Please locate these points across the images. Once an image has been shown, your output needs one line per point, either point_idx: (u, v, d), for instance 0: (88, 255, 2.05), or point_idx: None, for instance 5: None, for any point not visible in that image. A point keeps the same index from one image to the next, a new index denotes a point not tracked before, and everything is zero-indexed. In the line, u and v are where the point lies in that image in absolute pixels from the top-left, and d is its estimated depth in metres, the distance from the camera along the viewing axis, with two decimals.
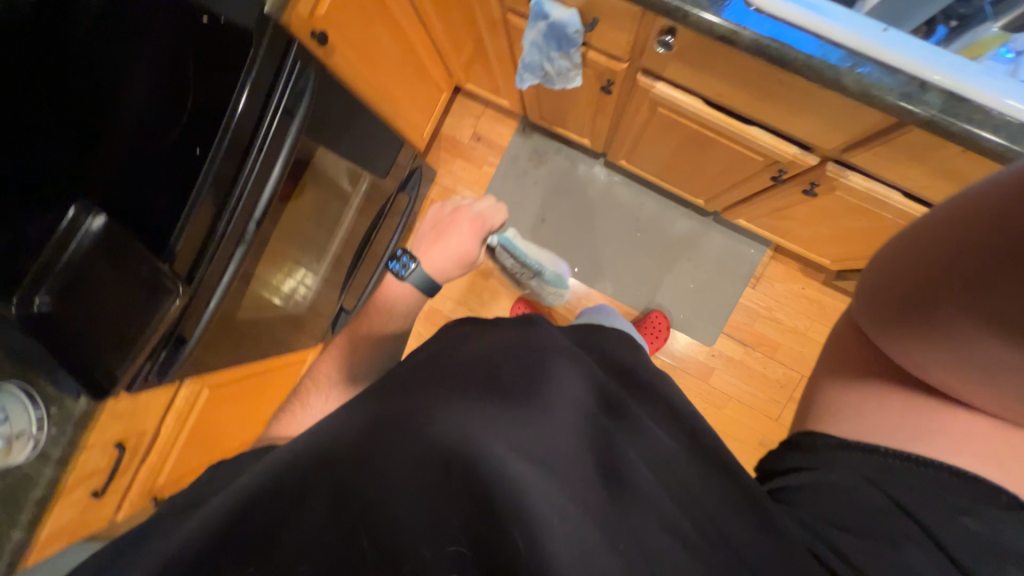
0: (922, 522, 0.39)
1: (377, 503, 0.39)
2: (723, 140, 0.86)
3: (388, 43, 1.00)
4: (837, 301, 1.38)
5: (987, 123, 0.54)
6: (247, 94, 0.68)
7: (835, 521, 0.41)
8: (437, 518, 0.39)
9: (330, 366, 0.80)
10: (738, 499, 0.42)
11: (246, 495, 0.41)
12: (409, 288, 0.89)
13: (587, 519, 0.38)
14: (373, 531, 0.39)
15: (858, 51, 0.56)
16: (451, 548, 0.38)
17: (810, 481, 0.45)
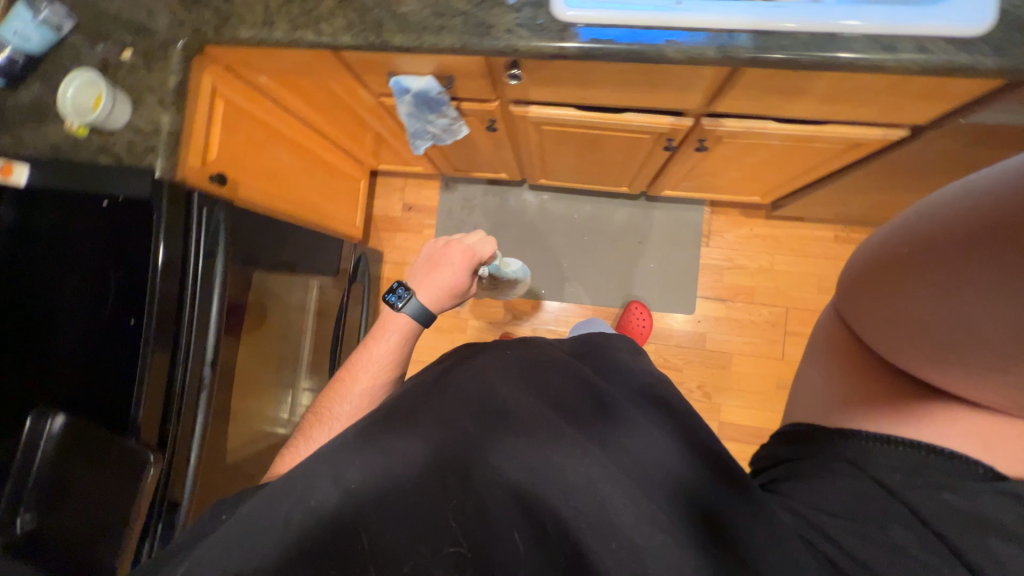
0: (905, 501, 0.53)
1: (397, 525, 0.51)
2: (609, 131, 0.93)
3: (289, 159, 1.06)
4: (787, 229, 1.42)
5: (798, 44, 0.59)
6: (162, 252, 0.71)
7: (828, 509, 0.55)
8: (444, 531, 0.51)
9: (336, 401, 0.86)
10: (737, 491, 0.53)
11: (309, 514, 0.50)
12: (403, 319, 0.93)
13: (608, 531, 0.49)
14: (386, 540, 0.50)
15: (668, 26, 0.61)
16: (450, 553, 0.50)
17: (807, 476, 0.60)
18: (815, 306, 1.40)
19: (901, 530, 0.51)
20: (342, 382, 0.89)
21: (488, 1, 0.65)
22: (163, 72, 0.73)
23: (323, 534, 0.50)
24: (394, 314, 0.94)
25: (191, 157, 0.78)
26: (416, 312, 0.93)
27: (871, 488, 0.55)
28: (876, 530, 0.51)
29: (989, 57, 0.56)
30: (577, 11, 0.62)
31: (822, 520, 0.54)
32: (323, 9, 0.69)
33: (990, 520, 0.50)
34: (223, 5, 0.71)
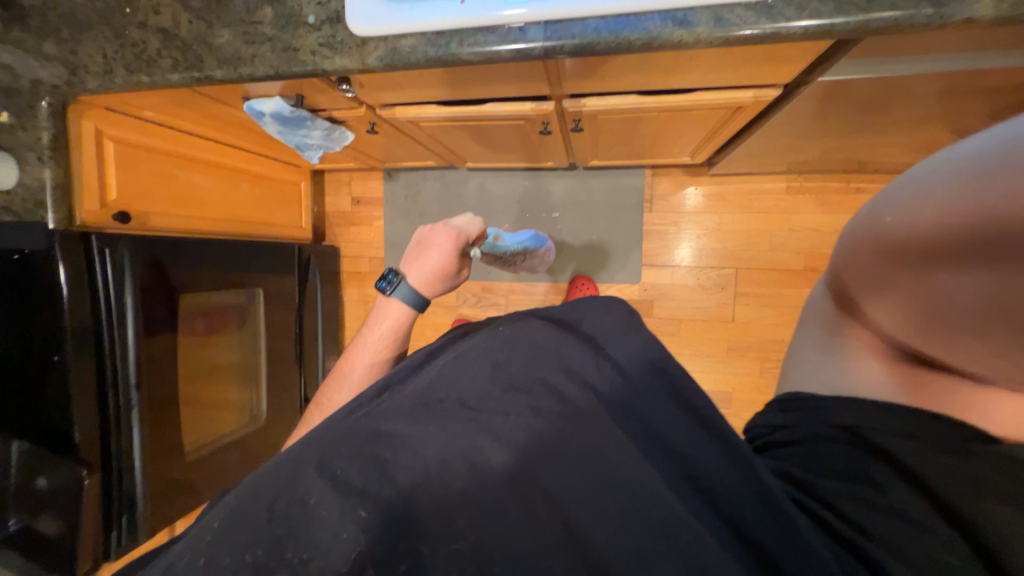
0: (913, 472, 0.43)
1: (409, 524, 0.42)
2: (484, 121, 0.90)
3: (205, 180, 1.12)
4: (734, 184, 1.34)
5: (588, 30, 0.55)
6: (70, 296, 0.80)
7: (821, 474, 0.46)
8: (467, 529, 0.41)
9: (333, 389, 0.82)
10: (766, 501, 0.42)
11: (321, 512, 0.43)
12: (397, 303, 0.85)
13: (648, 533, 0.41)
14: (397, 530, 0.42)
15: (457, 28, 0.59)
16: (453, 548, 0.41)
17: (798, 449, 0.49)
18: (765, 265, 1.34)
19: (900, 486, 0.43)
20: (342, 369, 0.85)
21: (291, 23, 0.64)
22: (36, 129, 0.78)
23: (315, 534, 0.42)
24: (387, 300, 0.87)
25: (85, 202, 0.86)
26: (412, 298, 0.85)
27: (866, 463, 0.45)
28: (875, 505, 0.42)
29: (795, 21, 0.50)
30: (365, 27, 0.60)
31: (824, 487, 0.44)
32: (151, 51, 0.71)
33: (985, 481, 0.42)
34: (71, 58, 0.75)
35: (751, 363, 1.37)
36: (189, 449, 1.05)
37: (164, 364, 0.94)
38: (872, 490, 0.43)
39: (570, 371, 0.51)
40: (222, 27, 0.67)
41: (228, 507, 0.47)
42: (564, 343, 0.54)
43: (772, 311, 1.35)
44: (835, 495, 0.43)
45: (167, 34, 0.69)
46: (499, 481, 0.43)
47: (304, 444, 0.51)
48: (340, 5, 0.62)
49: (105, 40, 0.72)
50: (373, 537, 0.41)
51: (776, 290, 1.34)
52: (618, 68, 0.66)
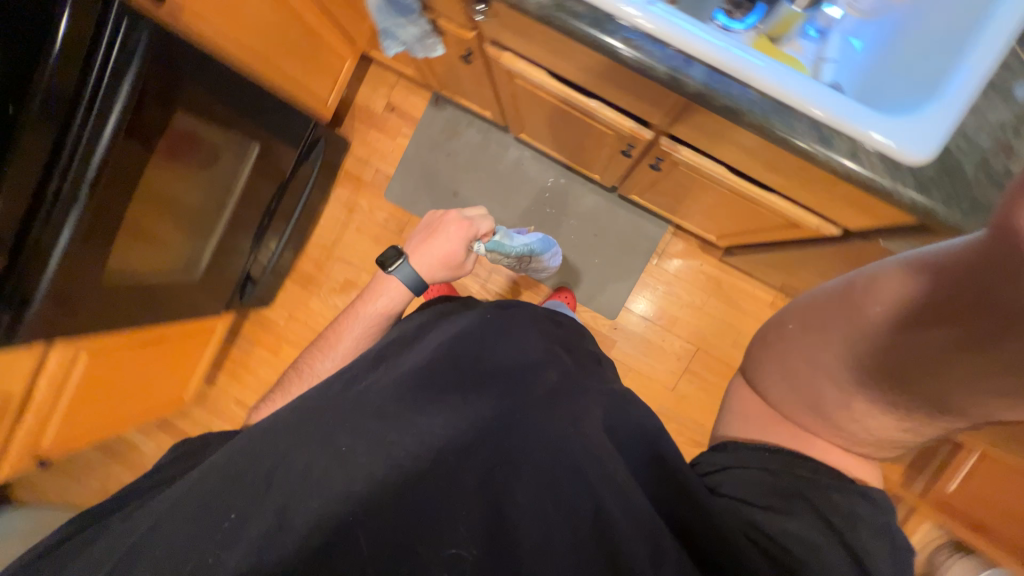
0: (815, 505, 0.55)
1: (403, 517, 0.48)
2: (578, 113, 0.88)
3: (258, 3, 0.98)
4: (732, 278, 1.43)
5: (743, 99, 0.56)
6: (61, 48, 0.67)
7: (750, 500, 0.56)
8: (459, 523, 0.48)
9: (318, 356, 0.81)
10: (701, 510, 0.51)
11: (317, 486, 0.50)
12: (394, 282, 0.83)
13: (636, 537, 0.47)
14: (391, 522, 0.48)
15: (632, 24, 0.57)
16: (451, 552, 0.47)
17: (727, 475, 0.61)
18: (722, 356, 1.45)
19: (803, 519, 0.53)
20: (329, 338, 0.83)
21: None
22: None
23: (307, 516, 0.48)
24: (385, 278, 0.84)
25: None
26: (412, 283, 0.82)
27: (781, 502, 0.55)
28: (785, 521, 0.53)
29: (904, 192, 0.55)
30: None
31: (754, 512, 0.54)
32: None
33: (866, 522, 0.53)
34: None
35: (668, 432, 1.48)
36: (110, 274, 0.92)
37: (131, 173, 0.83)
38: (782, 517, 0.53)
39: (543, 395, 0.58)
40: None
41: (222, 474, 0.52)
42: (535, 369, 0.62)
43: (707, 398, 1.46)
44: (761, 518, 0.53)
45: None
46: (486, 489, 0.50)
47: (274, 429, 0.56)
48: None
49: None
50: (370, 525, 0.48)
51: (720, 382, 1.45)
52: (732, 141, 0.68)
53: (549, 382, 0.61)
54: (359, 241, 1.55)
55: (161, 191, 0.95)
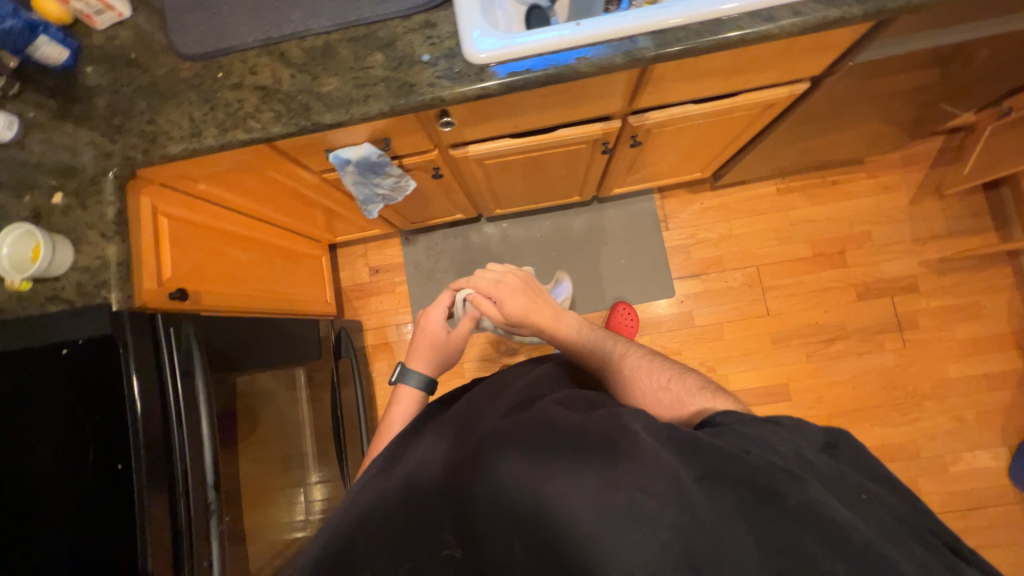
0: (819, 494, 0.48)
1: (400, 549, 0.58)
2: (548, 150, 0.96)
3: (244, 254, 1.04)
4: (733, 195, 1.51)
5: (691, 33, 0.65)
6: (139, 377, 0.69)
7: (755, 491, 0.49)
8: (436, 537, 0.58)
9: None
10: (715, 499, 0.50)
11: (342, 536, 0.60)
12: (408, 389, 0.99)
13: (647, 521, 0.50)
14: (391, 545, 0.58)
15: (572, 46, 0.66)
16: (444, 553, 0.58)
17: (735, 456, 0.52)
18: (781, 257, 1.47)
19: (809, 492, 0.48)
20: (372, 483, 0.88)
21: (404, 63, 0.68)
22: (99, 205, 0.72)
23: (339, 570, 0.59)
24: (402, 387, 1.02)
25: (145, 280, 0.76)
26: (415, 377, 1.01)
27: (790, 482, 0.49)
28: (779, 500, 0.48)
29: (854, 7, 0.63)
30: (487, 52, 0.66)
31: (771, 504, 0.48)
32: (248, 108, 0.70)
33: (850, 493, 0.51)
34: (148, 128, 0.72)
35: (796, 350, 1.43)
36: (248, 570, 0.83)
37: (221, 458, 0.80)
38: (784, 503, 0.48)
39: (528, 408, 0.67)
40: (330, 77, 0.69)
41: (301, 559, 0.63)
42: (530, 398, 0.71)
43: (800, 297, 1.45)
44: (776, 510, 0.48)
45: (267, 90, 0.70)
46: (466, 500, 0.59)
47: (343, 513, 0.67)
48: (455, 43, 0.68)
49: (192, 105, 0.71)
50: (384, 543, 0.58)
51: (797, 277, 1.46)
52: (692, 75, 0.76)
53: (539, 399, 0.69)
54: None
55: (259, 455, 0.91)
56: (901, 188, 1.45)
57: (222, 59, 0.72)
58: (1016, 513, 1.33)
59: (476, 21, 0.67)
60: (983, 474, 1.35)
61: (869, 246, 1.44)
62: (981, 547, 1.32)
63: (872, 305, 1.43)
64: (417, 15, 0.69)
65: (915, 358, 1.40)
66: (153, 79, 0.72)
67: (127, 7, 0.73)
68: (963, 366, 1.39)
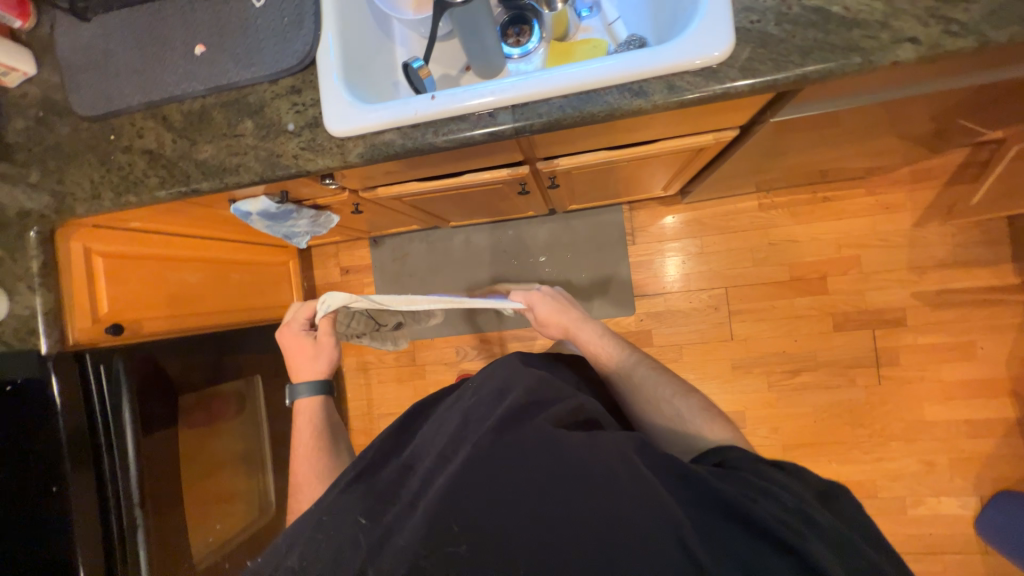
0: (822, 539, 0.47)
1: (392, 539, 0.51)
2: (464, 189, 0.93)
3: (192, 275, 1.12)
4: (710, 208, 1.39)
5: (553, 108, 0.59)
6: (66, 413, 0.79)
7: (765, 528, 0.47)
8: (433, 526, 0.51)
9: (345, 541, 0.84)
10: (725, 528, 0.48)
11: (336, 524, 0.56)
12: (304, 399, 0.87)
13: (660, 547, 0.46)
14: (384, 537, 0.52)
15: (431, 119, 0.62)
16: (444, 549, 0.49)
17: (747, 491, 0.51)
18: (754, 280, 1.37)
19: (818, 544, 0.46)
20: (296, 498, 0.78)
21: (272, 132, 0.67)
22: (25, 258, 0.79)
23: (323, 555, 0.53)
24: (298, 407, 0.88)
25: (78, 321, 0.85)
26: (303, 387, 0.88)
27: (798, 529, 0.47)
28: (790, 540, 0.46)
29: (738, 81, 0.54)
30: (346, 125, 0.63)
31: (785, 544, 0.46)
32: (137, 172, 0.73)
33: (853, 547, 0.48)
34: (57, 187, 0.77)
35: (757, 378, 1.37)
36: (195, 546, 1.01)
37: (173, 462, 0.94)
38: (797, 543, 0.46)
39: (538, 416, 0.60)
40: (205, 144, 0.70)
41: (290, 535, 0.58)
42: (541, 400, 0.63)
43: (770, 325, 1.36)
44: (790, 546, 0.46)
45: (152, 155, 0.72)
46: (469, 494, 0.52)
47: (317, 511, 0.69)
48: (318, 112, 0.66)
49: (91, 167, 0.75)
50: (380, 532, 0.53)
51: (769, 302, 1.36)
52: (582, 135, 0.70)
53: (549, 405, 0.62)
54: (385, 391, 1.60)
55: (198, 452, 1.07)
56: (907, 208, 1.29)
57: (114, 121, 0.74)
58: (974, 563, 1.27)
59: (339, 91, 0.64)
60: (944, 521, 1.28)
61: (855, 274, 1.31)
62: None
63: (849, 337, 1.32)
64: (283, 79, 0.67)
65: (888, 397, 1.30)
66: (58, 139, 0.76)
67: (30, 66, 0.76)
68: (943, 409, 1.28)
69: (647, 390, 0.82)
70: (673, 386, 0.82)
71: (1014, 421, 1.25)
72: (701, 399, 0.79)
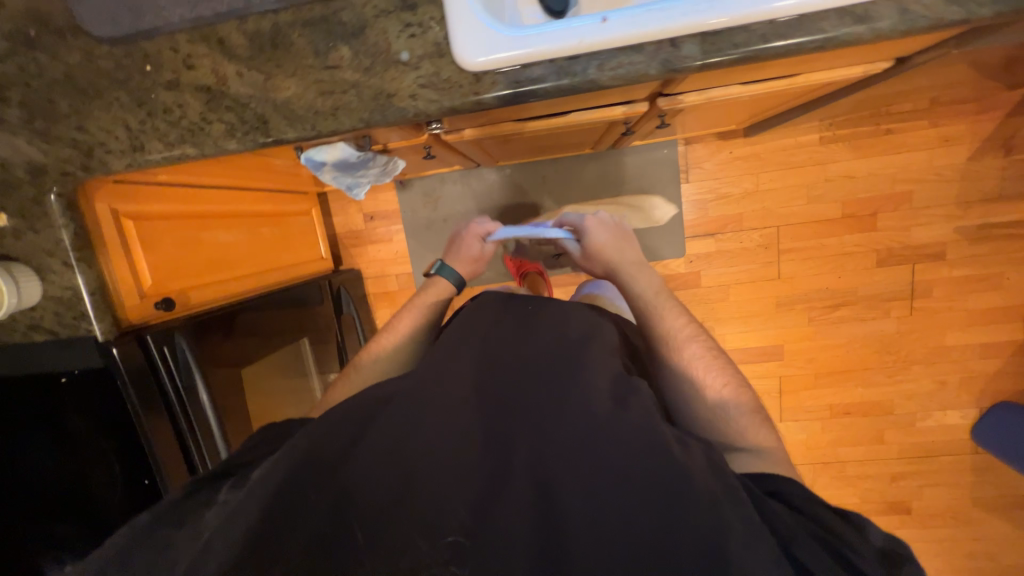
0: None
1: (402, 515, 0.53)
2: (559, 128, 0.81)
3: (225, 233, 0.97)
4: (769, 143, 1.33)
5: (754, 38, 0.49)
6: (147, 403, 0.71)
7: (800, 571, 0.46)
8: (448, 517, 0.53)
9: None
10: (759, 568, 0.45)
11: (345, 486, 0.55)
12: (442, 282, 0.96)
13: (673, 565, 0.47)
14: (388, 514, 0.53)
15: (594, 51, 0.50)
16: (450, 540, 0.51)
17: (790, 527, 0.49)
18: (806, 218, 1.36)
19: None
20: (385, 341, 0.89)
21: (378, 62, 0.53)
22: (51, 229, 0.63)
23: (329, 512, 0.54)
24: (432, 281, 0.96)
25: (126, 299, 0.72)
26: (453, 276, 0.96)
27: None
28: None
29: (983, 5, 0.46)
30: (483, 57, 0.51)
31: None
32: (192, 115, 0.57)
33: None
34: (79, 136, 0.60)
35: (799, 314, 1.42)
36: None
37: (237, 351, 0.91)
38: None
39: (598, 376, 0.63)
40: (286, 78, 0.55)
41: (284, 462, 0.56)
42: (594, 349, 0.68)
43: (817, 263, 1.38)
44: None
45: (211, 92, 0.56)
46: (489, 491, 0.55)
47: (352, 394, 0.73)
48: (441, 37, 0.52)
49: (124, 109, 0.58)
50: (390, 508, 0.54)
51: (818, 240, 1.37)
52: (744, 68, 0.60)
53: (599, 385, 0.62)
54: None
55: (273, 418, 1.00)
56: (965, 141, 1.27)
57: (147, 45, 0.56)
58: (964, 463, 1.47)
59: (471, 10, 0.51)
60: (946, 430, 1.46)
61: (905, 210, 1.32)
62: (922, 486, 1.50)
63: (890, 272, 1.37)
64: None
65: (917, 326, 1.39)
66: (67, 68, 0.58)
67: None
68: (963, 335, 1.39)
69: (689, 377, 0.72)
70: (726, 384, 0.71)
71: (1022, 344, 1.38)
72: (759, 414, 0.68)
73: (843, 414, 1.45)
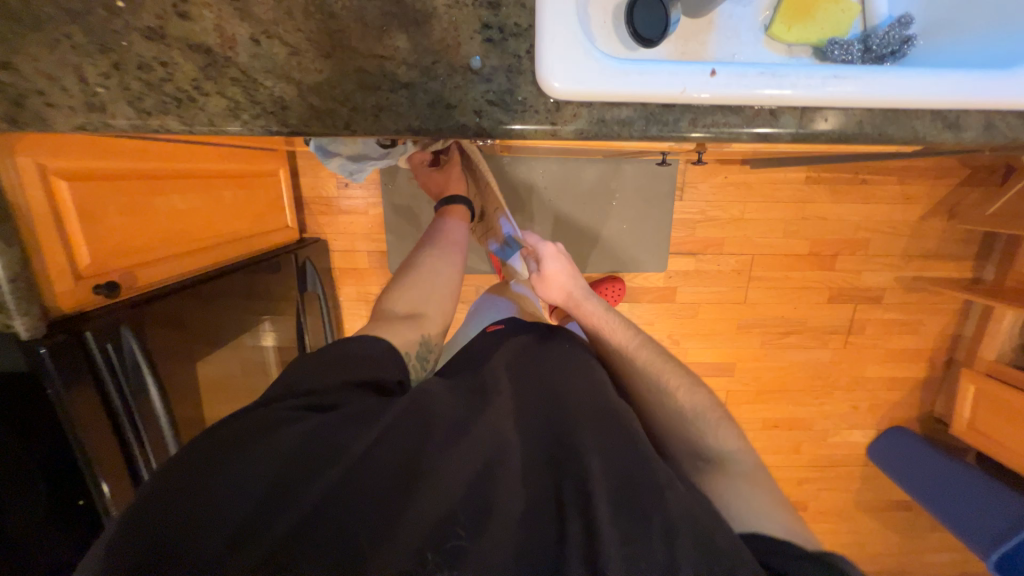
0: None
1: (380, 505, 0.44)
2: (595, 147, 0.75)
3: (182, 198, 0.81)
4: (762, 174, 1.37)
5: (851, 122, 0.47)
6: (85, 405, 0.59)
7: None
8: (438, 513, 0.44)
9: None
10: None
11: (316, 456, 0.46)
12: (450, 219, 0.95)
13: None
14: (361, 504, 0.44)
15: (693, 103, 0.45)
16: (446, 544, 0.42)
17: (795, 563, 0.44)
18: (778, 250, 1.44)
19: None
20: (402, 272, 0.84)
21: (441, 64, 0.44)
22: None
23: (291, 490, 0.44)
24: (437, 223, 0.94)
25: (55, 284, 0.58)
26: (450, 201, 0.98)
27: None
28: None
29: None
30: (570, 86, 0.44)
31: None
32: (181, 79, 0.44)
33: None
34: (3, 75, 0.43)
35: (755, 337, 1.53)
36: None
37: (203, 325, 0.81)
38: None
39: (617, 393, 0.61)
40: (318, 58, 0.44)
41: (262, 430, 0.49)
42: (591, 371, 0.66)
43: (779, 292, 1.48)
44: None
45: (211, 55, 0.44)
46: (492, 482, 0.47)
47: (347, 346, 0.61)
48: (524, 49, 0.44)
49: (78, 50, 0.43)
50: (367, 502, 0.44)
51: (785, 272, 1.46)
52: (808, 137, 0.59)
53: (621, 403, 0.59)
54: None
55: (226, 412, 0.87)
56: (921, 202, 1.40)
57: None
58: (856, 473, 1.73)
59: (562, 31, 0.44)
60: (848, 445, 1.69)
61: (861, 255, 1.45)
62: (820, 490, 1.74)
63: (837, 308, 1.50)
64: None
65: (847, 357, 1.57)
66: None
67: None
68: (880, 369, 1.59)
69: (648, 394, 0.67)
70: (679, 387, 0.66)
71: (920, 381, 1.61)
72: (722, 418, 0.64)
73: (773, 427, 1.62)
